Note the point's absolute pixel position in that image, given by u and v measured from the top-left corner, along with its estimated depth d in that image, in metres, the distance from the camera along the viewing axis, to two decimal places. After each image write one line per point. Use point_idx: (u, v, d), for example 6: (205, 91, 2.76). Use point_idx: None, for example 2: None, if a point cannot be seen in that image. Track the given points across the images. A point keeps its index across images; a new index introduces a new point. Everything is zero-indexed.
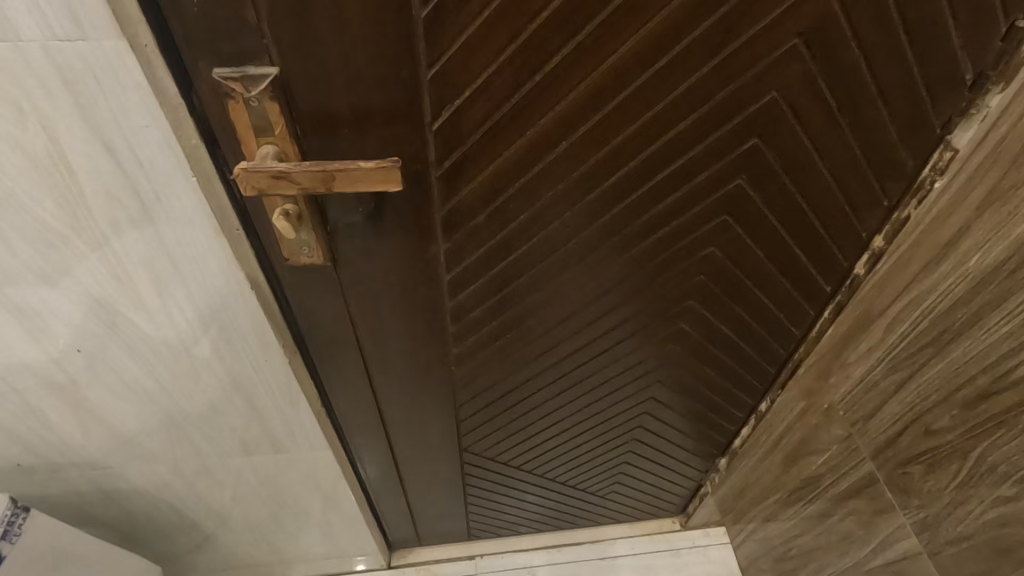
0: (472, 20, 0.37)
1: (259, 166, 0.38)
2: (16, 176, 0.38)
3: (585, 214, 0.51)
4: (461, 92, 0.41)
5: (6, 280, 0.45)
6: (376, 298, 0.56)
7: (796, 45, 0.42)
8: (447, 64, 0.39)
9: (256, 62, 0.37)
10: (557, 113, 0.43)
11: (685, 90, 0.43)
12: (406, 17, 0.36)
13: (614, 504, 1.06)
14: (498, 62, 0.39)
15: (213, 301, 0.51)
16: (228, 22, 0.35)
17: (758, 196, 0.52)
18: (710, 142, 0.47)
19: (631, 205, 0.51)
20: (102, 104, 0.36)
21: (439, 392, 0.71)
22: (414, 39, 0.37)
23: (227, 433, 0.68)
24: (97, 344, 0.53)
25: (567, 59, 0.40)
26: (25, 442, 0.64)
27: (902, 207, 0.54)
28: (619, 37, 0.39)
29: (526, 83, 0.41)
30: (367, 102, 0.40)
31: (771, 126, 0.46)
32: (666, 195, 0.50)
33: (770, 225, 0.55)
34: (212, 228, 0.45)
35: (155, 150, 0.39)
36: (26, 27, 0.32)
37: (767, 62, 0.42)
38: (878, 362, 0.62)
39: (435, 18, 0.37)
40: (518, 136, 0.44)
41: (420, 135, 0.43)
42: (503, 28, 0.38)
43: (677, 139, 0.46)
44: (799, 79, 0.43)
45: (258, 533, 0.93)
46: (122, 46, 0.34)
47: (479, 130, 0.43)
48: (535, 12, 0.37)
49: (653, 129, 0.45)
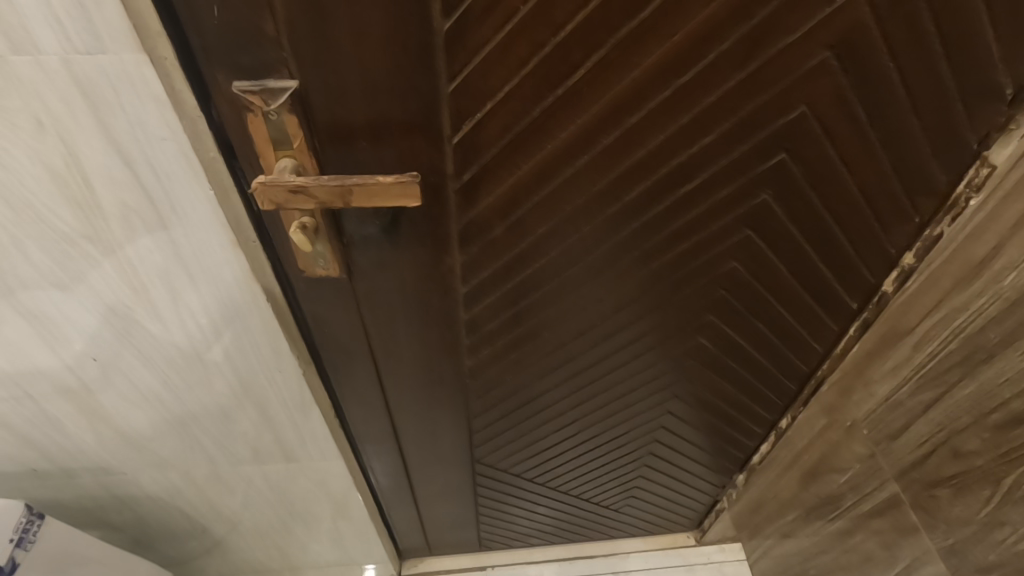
0: (494, 33, 0.37)
1: (277, 180, 0.37)
2: (34, 187, 0.38)
3: (604, 228, 0.50)
4: (480, 105, 0.40)
5: (23, 288, 0.45)
6: (391, 311, 0.56)
7: (827, 58, 0.40)
8: (467, 77, 0.38)
9: (275, 75, 0.36)
10: (578, 127, 0.42)
11: (711, 104, 0.42)
12: (427, 30, 0.36)
13: (628, 518, 1.04)
14: (519, 75, 0.39)
15: (228, 312, 0.50)
16: (248, 35, 0.34)
17: (782, 211, 0.50)
18: (735, 156, 0.46)
19: (652, 220, 0.50)
20: (120, 118, 0.35)
21: (452, 404, 0.70)
22: (435, 52, 0.37)
23: (240, 443, 0.68)
24: (112, 353, 0.53)
25: (590, 73, 0.39)
26: (40, 448, 0.64)
27: (934, 225, 0.52)
28: (644, 50, 0.38)
29: (548, 96, 0.40)
30: (386, 115, 0.39)
31: (799, 140, 0.45)
32: (688, 209, 0.49)
33: (794, 241, 0.53)
34: (229, 242, 0.44)
35: (173, 163, 0.38)
36: (46, 41, 0.32)
37: (796, 75, 0.41)
38: (903, 381, 0.61)
39: (456, 31, 0.36)
40: (538, 150, 0.43)
41: (438, 149, 0.42)
42: (525, 41, 0.37)
43: (701, 153, 0.45)
44: (829, 93, 0.42)
45: (268, 540, 0.92)
46: (141, 59, 0.33)
47: (498, 143, 0.42)
48: (558, 25, 0.36)
49: (676, 143, 0.44)
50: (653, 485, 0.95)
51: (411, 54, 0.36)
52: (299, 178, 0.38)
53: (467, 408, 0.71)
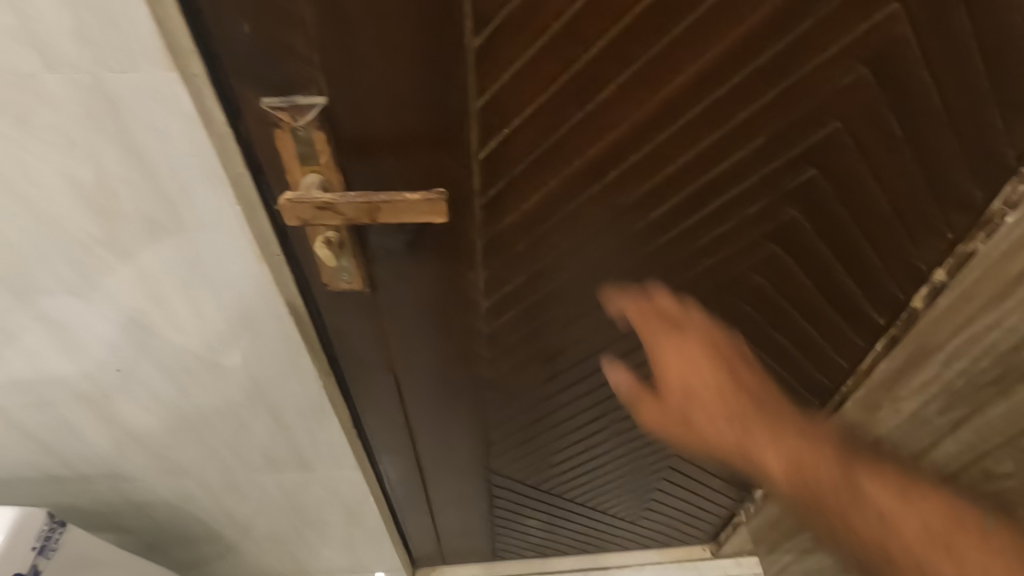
0: (524, 49, 0.36)
1: (306, 198, 0.38)
2: (63, 203, 0.38)
3: (630, 243, 0.49)
4: (509, 120, 0.40)
5: (49, 299, 0.46)
6: (412, 324, 0.55)
7: (863, 75, 0.39)
8: (496, 93, 0.38)
9: (303, 92, 0.36)
10: (607, 143, 0.41)
11: (743, 121, 0.41)
12: (457, 47, 0.35)
13: (643, 529, 1.03)
14: (549, 92, 0.38)
15: (251, 325, 0.50)
16: (278, 51, 0.34)
17: (809, 227, 0.50)
18: (765, 172, 0.45)
19: (678, 236, 0.49)
20: (150, 135, 0.35)
21: (471, 416, 0.70)
22: (464, 69, 0.36)
23: (258, 452, 0.68)
24: (134, 363, 0.53)
25: (620, 90, 0.38)
26: (61, 456, 0.64)
27: (967, 242, 0.49)
28: (676, 67, 0.37)
29: (577, 113, 0.39)
30: (412, 131, 0.39)
31: (830, 156, 0.44)
32: (715, 225, 0.49)
33: (822, 256, 0.53)
34: (254, 257, 0.44)
35: (202, 179, 0.38)
36: (80, 59, 0.31)
37: (830, 90, 0.40)
38: (932, 398, 0.58)
39: (486, 47, 0.36)
40: (565, 166, 0.43)
41: (464, 164, 0.42)
42: (556, 57, 0.36)
43: (730, 169, 0.44)
44: (864, 109, 0.41)
45: (282, 546, 0.92)
46: (175, 78, 0.33)
47: (526, 159, 0.42)
48: (590, 41, 0.36)
49: (705, 160, 0.43)
50: (670, 497, 0.94)
51: (439, 72, 0.36)
52: (327, 194, 0.39)
53: (485, 419, 0.71)
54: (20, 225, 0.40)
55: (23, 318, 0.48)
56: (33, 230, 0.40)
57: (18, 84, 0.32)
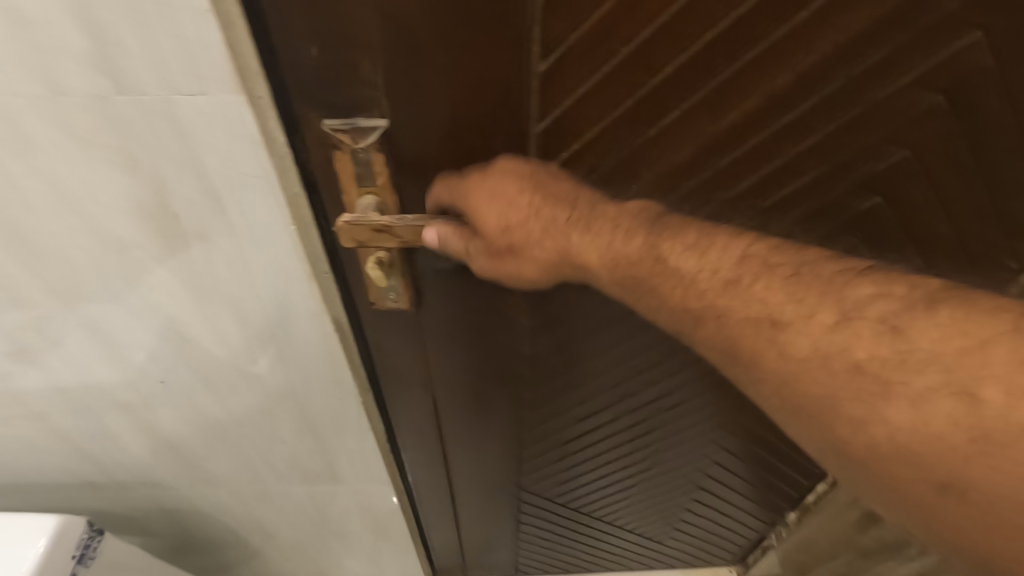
0: (590, 75, 0.35)
1: (363, 220, 0.38)
2: (122, 221, 0.39)
3: None
4: (569, 143, 0.39)
5: (101, 312, 0.46)
6: (455, 344, 0.55)
7: (936, 102, 0.38)
8: (558, 118, 0.37)
9: (365, 113, 0.36)
10: (666, 168, 0.41)
11: (807, 147, 0.40)
12: (524, 72, 0.34)
13: (670, 549, 1.02)
14: (612, 117, 0.38)
15: (296, 341, 0.50)
16: (344, 75, 0.34)
17: (865, 257, 0.49)
18: (826, 199, 0.44)
19: None
20: (213, 155, 0.35)
21: (506, 433, 0.69)
22: (529, 93, 0.36)
23: (291, 464, 0.67)
24: (178, 376, 0.53)
25: (684, 116, 0.38)
26: (99, 463, 0.65)
27: None
28: (743, 93, 0.37)
29: (638, 137, 0.39)
30: (471, 154, 0.38)
31: (894, 184, 0.43)
32: None
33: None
34: (304, 275, 0.44)
35: (260, 199, 0.38)
36: (150, 83, 0.31)
37: (900, 119, 0.39)
38: None
39: (552, 72, 0.35)
40: (623, 190, 0.42)
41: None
42: (621, 82, 0.36)
43: (791, 196, 0.43)
44: (936, 136, 0.40)
45: (307, 555, 0.92)
46: (242, 100, 0.33)
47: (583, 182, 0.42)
48: (657, 67, 0.35)
49: (766, 186, 0.42)
50: (698, 518, 0.93)
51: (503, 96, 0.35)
52: (384, 217, 0.39)
53: (519, 437, 0.70)
54: (79, 242, 0.40)
55: (73, 331, 0.48)
56: (91, 247, 0.40)
57: (88, 106, 0.32)
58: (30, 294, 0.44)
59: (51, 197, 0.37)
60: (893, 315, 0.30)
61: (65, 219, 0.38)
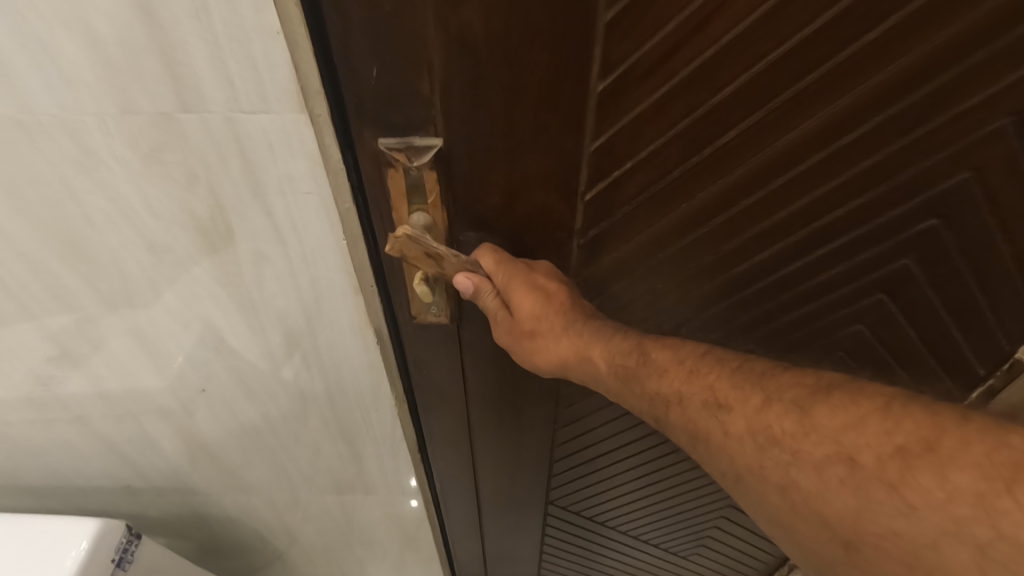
0: (650, 94, 0.35)
1: (421, 241, 0.38)
2: (178, 234, 0.39)
3: (726, 284, 0.49)
4: (621, 163, 0.39)
5: (150, 320, 0.47)
6: (492, 359, 0.55)
7: (1003, 126, 0.37)
8: (612, 137, 0.37)
9: (421, 133, 0.36)
10: (719, 188, 0.40)
11: (867, 167, 0.39)
12: (582, 93, 0.35)
13: (695, 565, 1.01)
14: (668, 136, 0.37)
15: (337, 353, 0.50)
16: (402, 92, 0.34)
17: (916, 279, 0.48)
18: (882, 220, 0.43)
19: (779, 279, 0.48)
20: (270, 171, 0.35)
21: (536, 447, 0.69)
22: (585, 111, 0.36)
23: (323, 474, 0.68)
24: (219, 384, 0.54)
25: (742, 136, 0.37)
26: (137, 468, 0.66)
27: None
28: (806, 113, 0.36)
29: (694, 157, 0.38)
30: (523, 171, 0.38)
31: (955, 207, 0.42)
32: (820, 271, 0.47)
33: (925, 307, 0.50)
34: (351, 290, 0.44)
35: (312, 214, 0.38)
36: (215, 100, 0.32)
37: (966, 141, 0.38)
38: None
39: (611, 92, 0.35)
40: (674, 209, 0.42)
41: (570, 207, 0.41)
42: (682, 101, 0.35)
43: (845, 216, 0.42)
44: (1002, 160, 0.39)
45: (333, 562, 0.93)
46: (301, 118, 0.33)
47: (635, 200, 0.41)
48: (720, 87, 0.34)
49: (820, 207, 0.42)
50: (725, 535, 0.92)
51: (558, 118, 0.36)
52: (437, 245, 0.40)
53: (550, 452, 0.70)
54: (134, 253, 0.41)
55: (121, 339, 0.49)
56: (146, 259, 0.41)
57: (154, 123, 0.33)
58: (84, 303, 0.45)
59: (111, 210, 0.38)
60: (802, 400, 0.34)
61: (123, 231, 0.39)
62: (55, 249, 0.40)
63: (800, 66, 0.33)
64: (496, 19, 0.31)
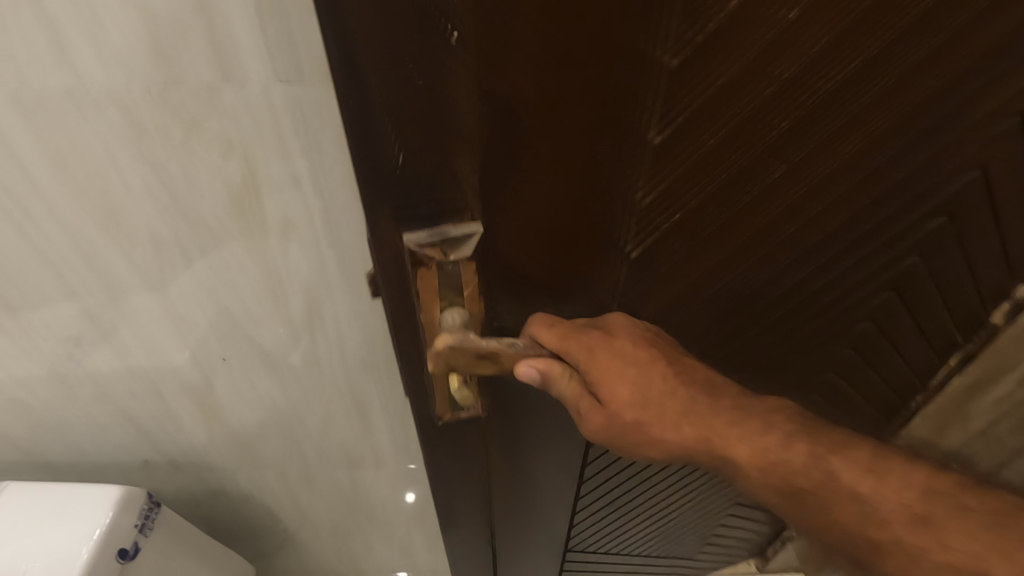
0: (705, 141, 0.35)
1: (466, 343, 0.36)
2: (211, 202, 0.42)
3: (762, 308, 0.52)
4: (676, 211, 0.39)
5: (177, 289, 0.49)
6: (517, 431, 0.53)
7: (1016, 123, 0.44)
8: (666, 186, 0.37)
9: (454, 224, 0.35)
10: (772, 220, 0.42)
11: (903, 178, 0.44)
12: (636, 145, 0.34)
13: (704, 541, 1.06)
14: (723, 178, 0.38)
15: (355, 322, 0.53)
16: (433, 173, 0.32)
17: (905, 263, 0.55)
18: (911, 221, 0.49)
19: (813, 291, 0.53)
20: (301, 140, 0.38)
21: (559, 496, 0.67)
22: (637, 162, 0.35)
23: (336, 448, 0.70)
24: (240, 354, 0.57)
25: (795, 168, 0.39)
26: (155, 442, 0.68)
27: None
28: (857, 140, 0.39)
29: (748, 195, 0.39)
30: (561, 232, 0.37)
31: (960, 203, 0.50)
32: (848, 276, 0.53)
33: (911, 286, 0.59)
34: (370, 258, 0.47)
35: (338, 181, 0.41)
36: (253, 70, 0.34)
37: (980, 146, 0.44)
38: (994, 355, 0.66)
39: (663, 139, 0.34)
40: (724, 247, 0.43)
41: (615, 259, 0.41)
42: (739, 146, 0.36)
43: (880, 221, 0.47)
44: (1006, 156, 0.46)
45: (340, 543, 0.95)
46: (332, 87, 0.36)
47: (684, 246, 0.42)
48: (778, 126, 0.35)
49: (861, 219, 0.46)
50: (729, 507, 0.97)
51: (610, 170, 0.35)
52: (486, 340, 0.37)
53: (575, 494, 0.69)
54: (168, 221, 0.43)
55: (149, 308, 0.51)
56: (178, 227, 0.44)
57: (197, 94, 0.36)
58: (117, 272, 0.47)
59: (150, 178, 0.40)
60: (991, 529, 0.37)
61: (161, 200, 0.42)
62: (93, 217, 0.42)
63: (856, 98, 0.36)
64: (557, 83, 0.29)
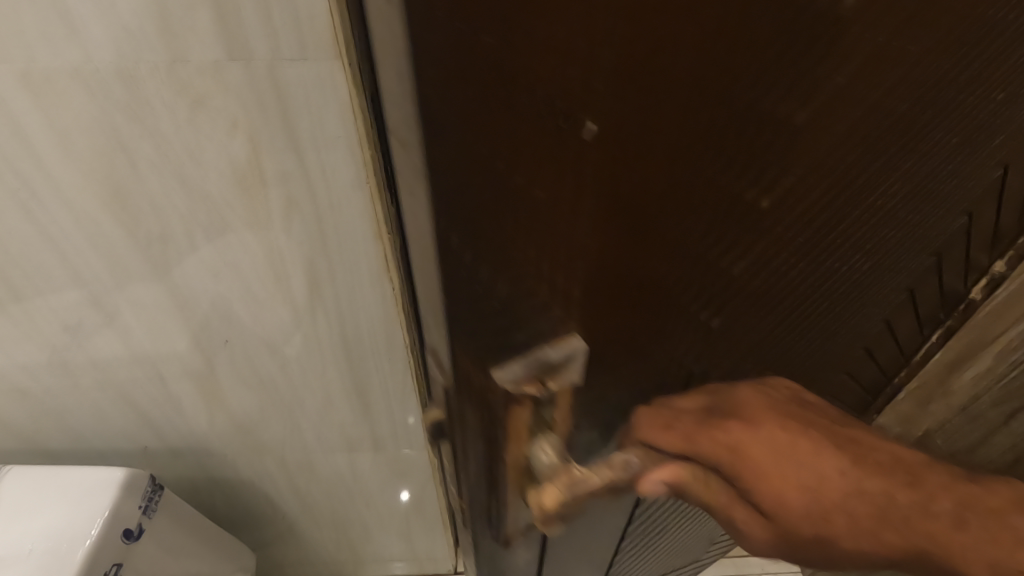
0: (803, 193, 0.32)
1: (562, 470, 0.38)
2: (216, 180, 0.43)
3: (803, 339, 0.49)
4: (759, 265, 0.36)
5: (180, 269, 0.50)
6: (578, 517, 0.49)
7: None
8: (757, 245, 0.34)
9: (550, 345, 0.32)
10: (839, 251, 0.40)
11: (947, 188, 0.42)
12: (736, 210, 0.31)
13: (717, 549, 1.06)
14: (810, 224, 0.35)
15: (355, 302, 0.55)
16: (523, 277, 0.28)
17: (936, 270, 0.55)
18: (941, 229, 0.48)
19: (853, 308, 0.51)
20: (305, 118, 0.40)
21: (599, 545, 0.66)
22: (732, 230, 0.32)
23: (336, 431, 0.71)
24: (241, 336, 0.58)
25: (870, 200, 0.36)
26: (155, 428, 0.68)
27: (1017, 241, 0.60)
28: (922, 159, 0.36)
29: (825, 235, 0.37)
30: (643, 309, 0.33)
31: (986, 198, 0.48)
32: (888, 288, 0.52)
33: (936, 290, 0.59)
34: (371, 235, 0.48)
35: (340, 160, 0.42)
36: (259, 48, 0.36)
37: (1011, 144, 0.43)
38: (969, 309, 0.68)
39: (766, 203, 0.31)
40: (794, 288, 0.40)
41: (690, 323, 0.37)
42: (828, 190, 0.33)
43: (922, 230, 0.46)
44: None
45: (338, 530, 0.96)
46: (336, 66, 0.37)
47: (757, 296, 0.39)
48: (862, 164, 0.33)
49: (909, 232, 0.44)
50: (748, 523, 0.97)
51: (703, 240, 0.31)
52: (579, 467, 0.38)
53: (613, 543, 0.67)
54: (174, 199, 0.45)
55: (152, 289, 0.52)
56: (183, 206, 0.45)
57: (204, 73, 0.37)
58: (122, 251, 0.48)
59: (157, 156, 0.41)
60: None
61: (165, 178, 0.43)
62: (101, 195, 0.44)
63: (943, 111, 0.34)
64: (681, 135, 0.25)
